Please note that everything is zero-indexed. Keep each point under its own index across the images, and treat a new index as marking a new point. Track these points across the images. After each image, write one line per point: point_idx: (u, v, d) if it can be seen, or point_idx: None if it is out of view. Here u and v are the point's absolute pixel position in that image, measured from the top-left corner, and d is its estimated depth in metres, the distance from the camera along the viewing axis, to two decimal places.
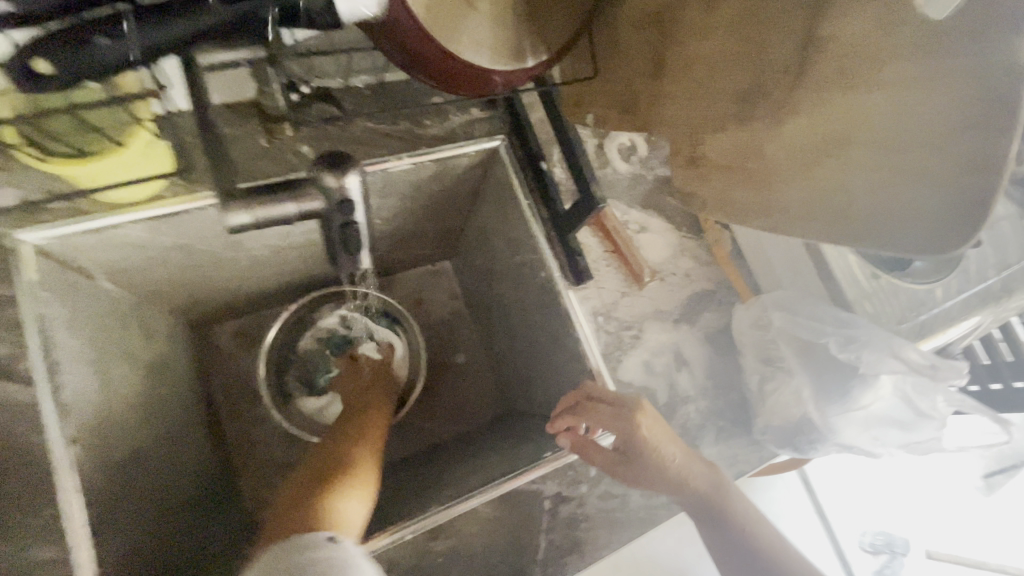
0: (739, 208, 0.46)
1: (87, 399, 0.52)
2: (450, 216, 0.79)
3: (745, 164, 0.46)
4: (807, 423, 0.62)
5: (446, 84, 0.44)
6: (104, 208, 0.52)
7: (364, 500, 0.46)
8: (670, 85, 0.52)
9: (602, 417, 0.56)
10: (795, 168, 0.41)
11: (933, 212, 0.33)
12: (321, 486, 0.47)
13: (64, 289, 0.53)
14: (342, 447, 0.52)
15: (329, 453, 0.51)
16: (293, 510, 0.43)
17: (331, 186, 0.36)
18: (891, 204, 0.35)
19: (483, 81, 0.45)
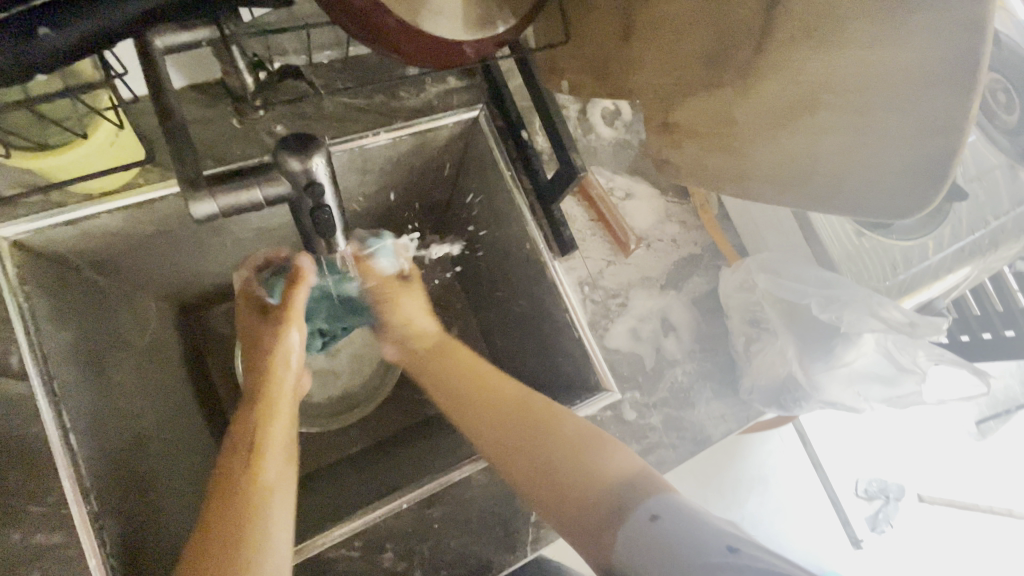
0: (721, 172, 0.49)
1: (81, 388, 0.53)
2: (434, 190, 0.79)
3: (716, 133, 0.48)
4: (791, 381, 0.63)
5: (407, 54, 0.43)
6: (79, 199, 0.52)
7: (274, 507, 0.47)
8: (645, 57, 0.50)
9: (484, 407, 0.57)
10: (768, 137, 0.43)
11: (888, 174, 0.36)
12: (229, 504, 0.46)
13: (48, 281, 0.53)
14: (237, 449, 0.51)
15: (234, 466, 0.49)
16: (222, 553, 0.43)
17: (296, 169, 0.36)
18: (855, 164, 0.38)
19: (444, 49, 0.43)
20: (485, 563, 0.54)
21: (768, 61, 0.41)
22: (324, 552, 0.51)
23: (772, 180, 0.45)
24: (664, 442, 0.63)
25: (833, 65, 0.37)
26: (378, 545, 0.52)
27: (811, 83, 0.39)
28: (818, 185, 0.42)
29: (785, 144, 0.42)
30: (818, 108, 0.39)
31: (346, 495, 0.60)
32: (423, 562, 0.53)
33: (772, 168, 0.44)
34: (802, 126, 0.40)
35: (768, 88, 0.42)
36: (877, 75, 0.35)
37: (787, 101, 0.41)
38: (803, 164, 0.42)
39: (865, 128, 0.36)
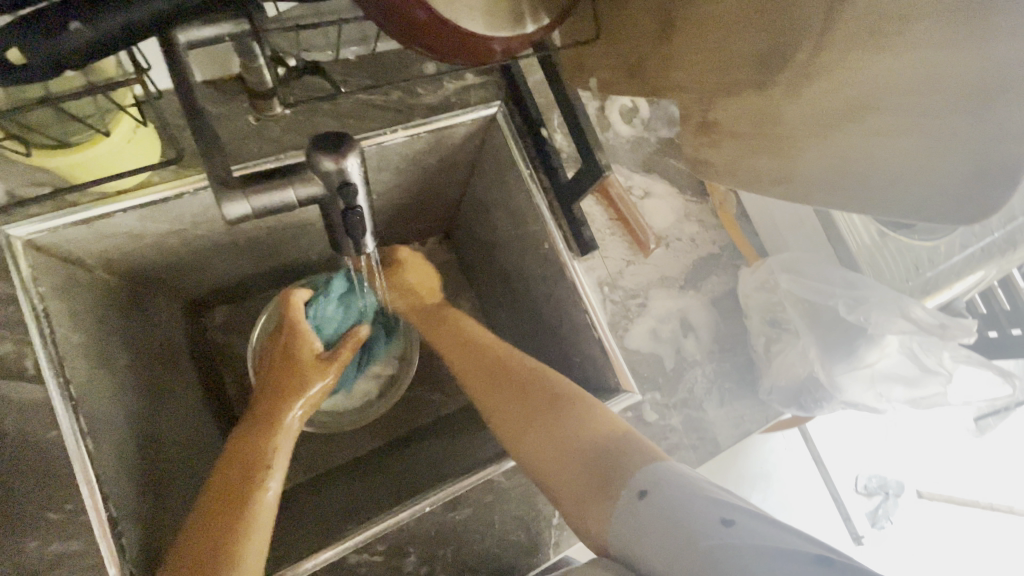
0: (762, 175, 0.48)
1: (97, 391, 0.52)
2: (449, 188, 0.78)
3: (758, 133, 0.47)
4: (811, 381, 0.63)
5: (442, 50, 0.42)
6: (93, 198, 0.51)
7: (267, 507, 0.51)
8: (682, 53, 0.50)
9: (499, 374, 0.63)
10: (820, 137, 0.43)
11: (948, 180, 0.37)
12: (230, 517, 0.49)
13: (61, 283, 0.52)
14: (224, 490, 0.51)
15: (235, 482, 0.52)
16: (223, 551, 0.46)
17: (330, 170, 0.35)
18: (915, 176, 0.38)
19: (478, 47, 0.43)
20: (509, 567, 0.54)
21: (823, 63, 0.41)
22: (347, 557, 0.50)
23: (813, 185, 0.45)
24: (684, 443, 0.63)
25: (894, 69, 0.37)
26: (399, 550, 0.51)
27: (868, 85, 0.39)
28: (861, 191, 0.42)
29: (833, 149, 0.42)
30: (874, 111, 0.39)
31: (366, 496, 0.59)
32: (447, 566, 0.52)
33: (819, 170, 0.44)
34: (853, 128, 0.41)
35: (819, 90, 0.42)
36: (944, 79, 0.35)
37: (840, 104, 0.41)
38: (848, 167, 0.42)
39: (923, 134, 0.37)
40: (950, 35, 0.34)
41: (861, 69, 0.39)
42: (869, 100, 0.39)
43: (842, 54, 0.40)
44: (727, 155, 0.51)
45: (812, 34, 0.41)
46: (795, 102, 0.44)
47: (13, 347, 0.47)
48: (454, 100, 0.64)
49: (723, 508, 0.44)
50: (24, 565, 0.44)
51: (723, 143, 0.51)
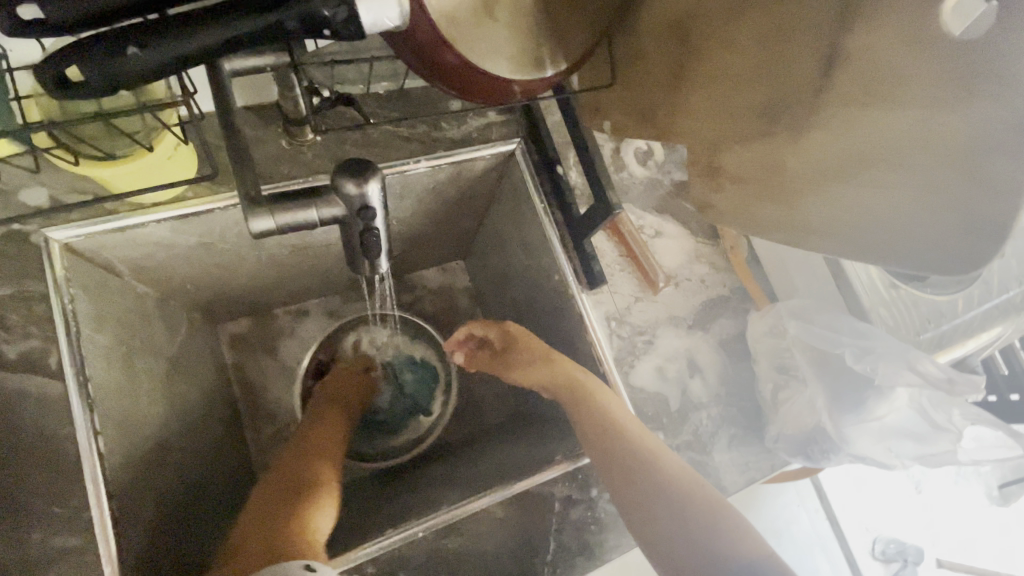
0: (770, 222, 0.50)
1: (112, 392, 0.53)
2: (465, 218, 0.80)
3: (763, 179, 0.48)
4: (819, 432, 0.61)
5: (465, 93, 0.45)
6: (129, 207, 0.54)
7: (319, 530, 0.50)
8: (688, 104, 0.52)
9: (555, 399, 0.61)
10: (822, 187, 0.44)
11: (944, 230, 0.37)
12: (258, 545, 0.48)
13: (91, 285, 0.55)
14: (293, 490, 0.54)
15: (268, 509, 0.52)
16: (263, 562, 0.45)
17: (351, 193, 0.37)
18: (909, 227, 0.39)
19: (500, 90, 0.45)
20: None
21: (823, 119, 0.42)
22: None
23: (818, 233, 0.46)
24: None
25: (886, 128, 0.38)
26: (389, 575, 0.51)
27: (863, 140, 0.40)
28: (863, 242, 0.43)
29: (836, 199, 0.43)
30: (872, 169, 0.40)
31: (361, 517, 0.59)
32: None
33: (821, 221, 0.45)
34: (853, 182, 0.42)
35: (821, 142, 0.43)
36: (931, 143, 0.36)
37: (841, 156, 0.42)
38: (851, 217, 0.43)
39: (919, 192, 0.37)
40: (940, 100, 0.34)
41: (859, 128, 0.40)
42: (865, 155, 0.40)
43: (838, 111, 0.41)
44: (735, 197, 0.53)
45: (811, 88, 0.42)
46: (795, 153, 0.45)
47: (40, 344, 0.49)
48: (475, 134, 0.67)
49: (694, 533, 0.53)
50: (24, 557, 0.45)
51: (728, 185, 0.53)
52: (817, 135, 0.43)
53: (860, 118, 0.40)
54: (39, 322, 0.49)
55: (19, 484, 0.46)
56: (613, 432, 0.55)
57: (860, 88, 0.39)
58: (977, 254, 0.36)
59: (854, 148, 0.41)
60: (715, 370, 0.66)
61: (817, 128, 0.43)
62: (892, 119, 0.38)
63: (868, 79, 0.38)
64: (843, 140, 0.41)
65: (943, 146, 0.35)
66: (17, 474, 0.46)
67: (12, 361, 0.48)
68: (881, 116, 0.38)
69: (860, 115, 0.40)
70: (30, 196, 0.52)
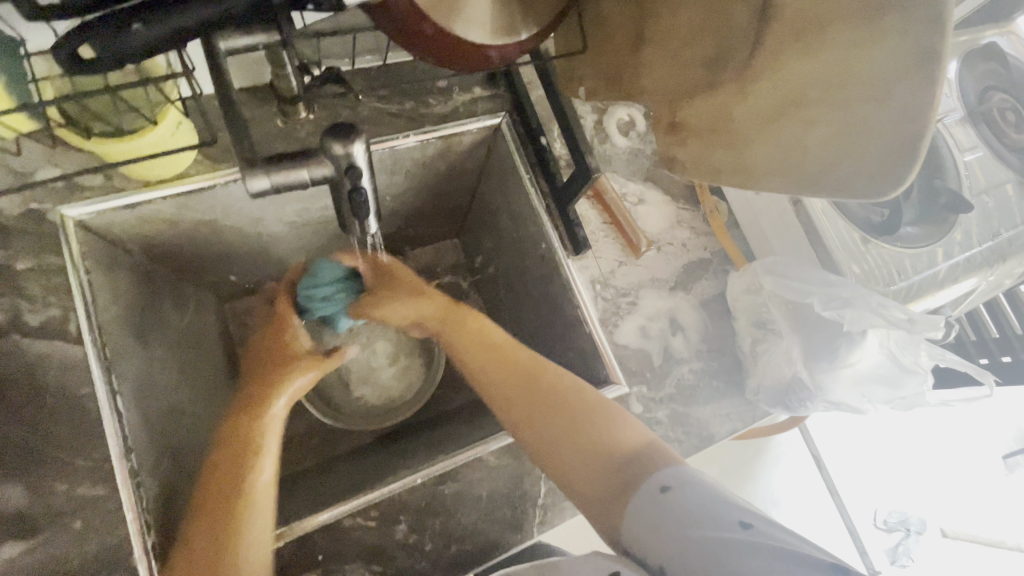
0: (720, 169, 0.51)
1: (129, 358, 0.57)
2: (456, 194, 0.83)
3: (716, 128, 0.50)
4: (796, 382, 0.64)
5: (448, 59, 0.48)
6: (135, 184, 0.57)
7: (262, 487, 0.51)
8: (645, 68, 0.55)
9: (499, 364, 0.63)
10: (767, 127, 0.46)
11: (873, 155, 0.38)
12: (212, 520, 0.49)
13: (103, 260, 0.59)
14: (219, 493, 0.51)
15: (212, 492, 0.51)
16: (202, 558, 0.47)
17: (338, 153, 0.40)
18: (844, 155, 0.40)
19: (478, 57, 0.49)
20: (492, 542, 0.56)
21: (767, 61, 0.44)
22: (341, 520, 0.53)
23: (763, 174, 0.47)
24: (669, 436, 0.65)
25: (822, 61, 0.41)
26: (391, 518, 0.54)
27: (802, 74, 0.42)
28: (801, 179, 0.44)
29: (779, 139, 0.45)
30: (810, 102, 0.42)
31: (362, 472, 0.63)
32: (435, 536, 0.55)
33: (769, 162, 0.46)
34: (791, 118, 0.43)
35: (766, 84, 0.45)
36: (867, 61, 0.38)
37: (782, 94, 0.44)
38: (793, 154, 0.44)
39: (854, 116, 0.39)
40: (870, 22, 0.37)
41: (797, 64, 0.42)
42: (804, 89, 0.42)
43: (780, 50, 0.43)
44: (693, 152, 0.55)
45: (754, 37, 0.45)
46: (744, 96, 0.47)
47: (61, 312, 0.53)
48: (462, 110, 0.70)
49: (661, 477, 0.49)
50: (52, 506, 0.49)
51: (690, 139, 0.55)
52: (763, 75, 0.45)
53: (796, 56, 0.42)
54: (58, 291, 0.53)
55: (45, 439, 0.50)
56: (562, 404, 0.57)
57: (799, 27, 0.42)
58: (898, 175, 0.37)
59: (793, 84, 0.43)
60: (697, 328, 0.69)
61: (760, 71, 0.45)
62: (828, 52, 0.40)
63: (805, 19, 0.41)
64: (785, 77, 0.44)
65: (878, 67, 0.37)
66: (45, 429, 0.50)
67: (35, 328, 0.52)
68: (815, 50, 0.41)
69: (796, 54, 0.42)
70: (42, 176, 0.56)
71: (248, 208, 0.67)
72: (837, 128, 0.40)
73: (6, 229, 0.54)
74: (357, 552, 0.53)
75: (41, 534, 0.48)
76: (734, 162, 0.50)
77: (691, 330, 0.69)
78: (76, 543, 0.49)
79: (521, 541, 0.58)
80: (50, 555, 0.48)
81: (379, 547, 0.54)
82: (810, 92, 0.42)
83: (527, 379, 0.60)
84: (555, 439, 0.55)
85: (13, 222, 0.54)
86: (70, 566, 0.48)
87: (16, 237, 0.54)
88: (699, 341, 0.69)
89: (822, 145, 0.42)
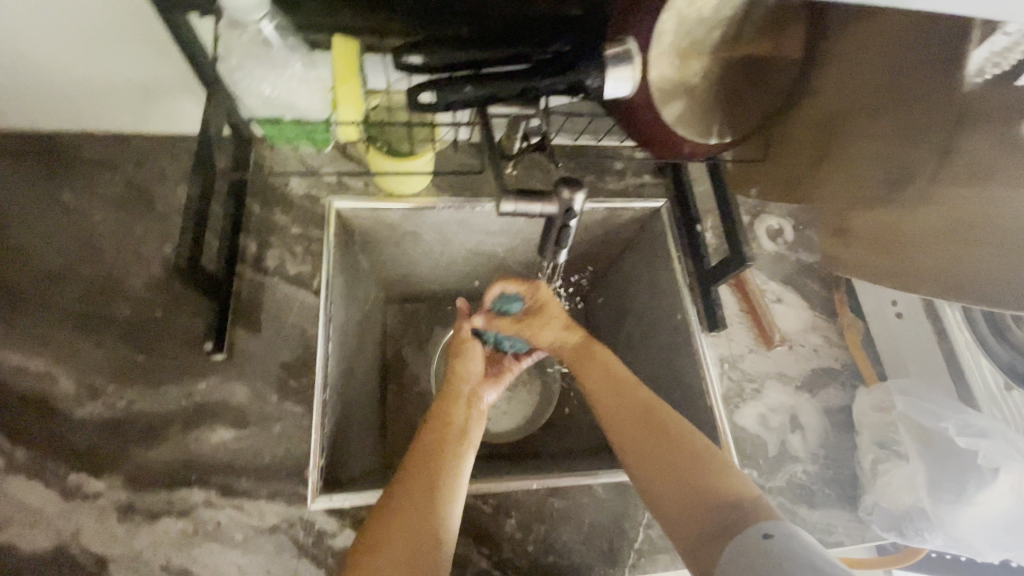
0: (880, 272, 0.74)
1: (338, 317, 0.73)
2: (602, 259, 0.95)
3: (887, 242, 0.74)
4: (917, 511, 0.64)
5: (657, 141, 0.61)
6: (383, 193, 0.76)
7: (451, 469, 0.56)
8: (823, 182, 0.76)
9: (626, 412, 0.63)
10: (943, 240, 0.72)
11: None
12: (420, 494, 0.53)
13: (342, 242, 0.77)
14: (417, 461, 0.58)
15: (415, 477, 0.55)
16: (405, 547, 0.50)
17: (564, 197, 0.54)
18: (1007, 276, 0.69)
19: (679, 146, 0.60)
20: (585, 566, 0.61)
21: (943, 195, 0.71)
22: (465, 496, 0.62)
23: (936, 283, 0.72)
24: None
25: (956, 199, 0.70)
26: (504, 510, 0.61)
27: (950, 205, 0.70)
28: (981, 289, 0.69)
29: (935, 257, 0.72)
30: (970, 231, 0.70)
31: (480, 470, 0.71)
32: (537, 540, 0.61)
33: (934, 267, 0.72)
34: (937, 242, 0.72)
35: (930, 216, 0.72)
36: (987, 206, 0.69)
37: (945, 229, 0.71)
38: (962, 260, 0.71)
39: (974, 239, 0.70)
40: (983, 183, 0.69)
41: (942, 205, 0.71)
42: (949, 224, 0.71)
43: (939, 194, 0.71)
44: (865, 256, 0.75)
45: (929, 173, 0.70)
46: (904, 225, 0.72)
47: (310, 270, 0.71)
48: (631, 191, 0.83)
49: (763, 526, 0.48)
50: (264, 408, 0.63)
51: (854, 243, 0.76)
52: (923, 209, 0.72)
53: (952, 196, 0.70)
54: (313, 255, 0.72)
55: (275, 358, 0.66)
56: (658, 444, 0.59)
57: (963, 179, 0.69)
58: None
59: (947, 215, 0.71)
60: (817, 431, 0.71)
61: (933, 204, 0.71)
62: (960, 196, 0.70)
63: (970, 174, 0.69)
64: (938, 210, 0.71)
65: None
66: (277, 351, 0.66)
67: (290, 276, 0.70)
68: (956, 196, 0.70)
69: (954, 196, 0.70)
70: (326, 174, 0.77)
71: (447, 230, 0.83)
72: (977, 233, 0.70)
73: (293, 205, 0.74)
74: (470, 529, 0.60)
75: (251, 428, 0.62)
76: (899, 270, 0.73)
77: (810, 431, 0.71)
78: (271, 443, 0.62)
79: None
80: (251, 446, 0.61)
81: (489, 532, 0.60)
82: (949, 223, 0.71)
83: (651, 424, 0.61)
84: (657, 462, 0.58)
85: (299, 201, 0.74)
86: (261, 459, 0.61)
87: (298, 212, 0.74)
88: (817, 444, 0.70)
89: (971, 254, 0.71)
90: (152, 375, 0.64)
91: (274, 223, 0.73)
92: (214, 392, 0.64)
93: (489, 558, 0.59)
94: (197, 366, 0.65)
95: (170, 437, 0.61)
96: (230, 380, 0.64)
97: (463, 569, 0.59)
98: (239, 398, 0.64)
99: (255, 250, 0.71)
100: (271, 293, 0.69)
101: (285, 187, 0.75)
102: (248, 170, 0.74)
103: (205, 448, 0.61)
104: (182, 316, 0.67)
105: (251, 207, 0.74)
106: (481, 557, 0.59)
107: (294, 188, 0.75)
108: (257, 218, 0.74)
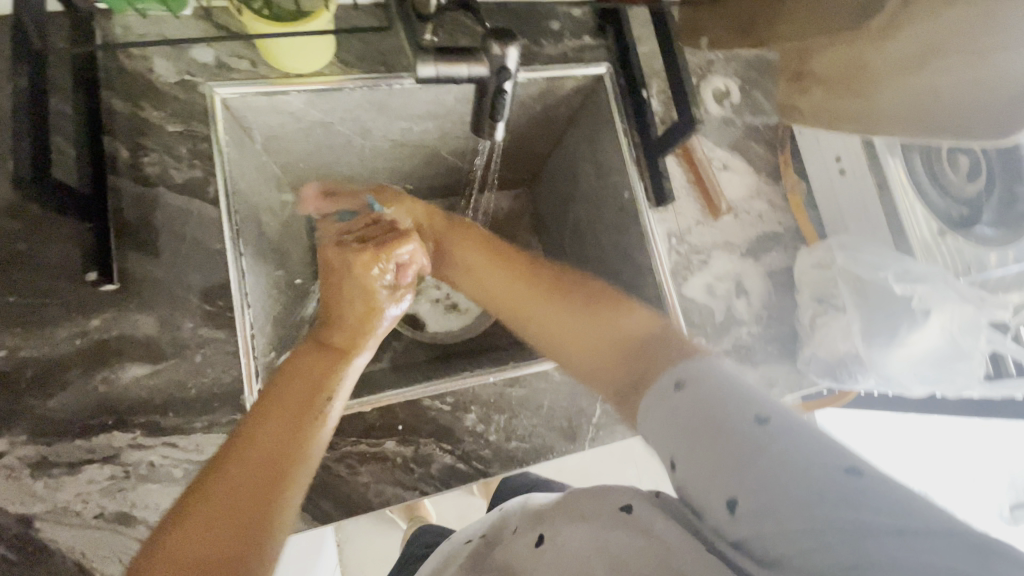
0: (848, 115, 0.65)
1: (248, 229, 0.64)
2: (540, 141, 0.89)
3: (850, 80, 0.64)
4: (851, 356, 0.67)
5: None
6: (278, 74, 0.63)
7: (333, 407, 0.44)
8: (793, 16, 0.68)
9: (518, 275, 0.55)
10: (898, 77, 0.59)
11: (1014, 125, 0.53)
12: (279, 417, 0.39)
13: (235, 139, 0.65)
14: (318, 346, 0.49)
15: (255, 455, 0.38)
16: (277, 428, 0.38)
17: (495, 53, 0.45)
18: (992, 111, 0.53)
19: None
20: (546, 447, 0.62)
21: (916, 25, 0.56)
22: (422, 399, 0.59)
23: (904, 122, 0.61)
24: None
25: (937, 24, 0.55)
26: (463, 407, 0.60)
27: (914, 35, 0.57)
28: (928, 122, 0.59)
29: (897, 95, 0.60)
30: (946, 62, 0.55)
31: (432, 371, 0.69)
32: (498, 430, 0.60)
33: (889, 110, 0.61)
34: (895, 77, 0.60)
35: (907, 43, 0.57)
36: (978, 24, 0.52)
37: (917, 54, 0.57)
38: (926, 100, 0.58)
39: (952, 72, 0.55)
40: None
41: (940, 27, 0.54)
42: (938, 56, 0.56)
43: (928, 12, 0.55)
44: (820, 101, 0.68)
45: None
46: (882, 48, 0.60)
47: (202, 175, 0.60)
48: (568, 55, 0.74)
49: (675, 371, 0.39)
50: (178, 338, 0.56)
51: (812, 89, 0.70)
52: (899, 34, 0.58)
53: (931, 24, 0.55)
54: (201, 157, 0.60)
55: (180, 281, 0.57)
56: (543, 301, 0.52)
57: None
58: None
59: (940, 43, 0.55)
60: (761, 294, 0.73)
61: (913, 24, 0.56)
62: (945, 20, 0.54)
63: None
64: (919, 37, 0.56)
65: None
66: (181, 272, 0.57)
67: (179, 185, 0.59)
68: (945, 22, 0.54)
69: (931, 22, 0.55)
70: (197, 53, 0.62)
71: (363, 117, 0.72)
72: (942, 98, 0.57)
73: (163, 95, 0.60)
74: (431, 430, 0.58)
75: (168, 360, 0.55)
76: (870, 117, 0.63)
77: (755, 295, 0.73)
78: (196, 374, 0.55)
79: (572, 451, 0.63)
80: (171, 380, 0.55)
81: (450, 430, 0.59)
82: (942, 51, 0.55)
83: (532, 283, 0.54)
84: (559, 311, 0.50)
85: (170, 90, 0.60)
86: (188, 392, 0.55)
87: (172, 104, 0.60)
88: (761, 307, 0.72)
89: (938, 102, 0.57)
90: (28, 318, 0.54)
91: (143, 119, 0.59)
92: (114, 327, 0.55)
93: (453, 454, 0.58)
94: (84, 300, 0.55)
95: (69, 383, 0.53)
96: (131, 312, 0.56)
97: (427, 468, 0.58)
98: (146, 331, 0.55)
99: (126, 156, 0.58)
100: (157, 207, 0.58)
101: (148, 73, 0.60)
102: (93, 53, 0.59)
103: (116, 390, 0.54)
104: (51, 244, 0.56)
105: (107, 101, 0.59)
106: (444, 454, 0.58)
107: (161, 74, 0.61)
108: (118, 115, 0.59)
